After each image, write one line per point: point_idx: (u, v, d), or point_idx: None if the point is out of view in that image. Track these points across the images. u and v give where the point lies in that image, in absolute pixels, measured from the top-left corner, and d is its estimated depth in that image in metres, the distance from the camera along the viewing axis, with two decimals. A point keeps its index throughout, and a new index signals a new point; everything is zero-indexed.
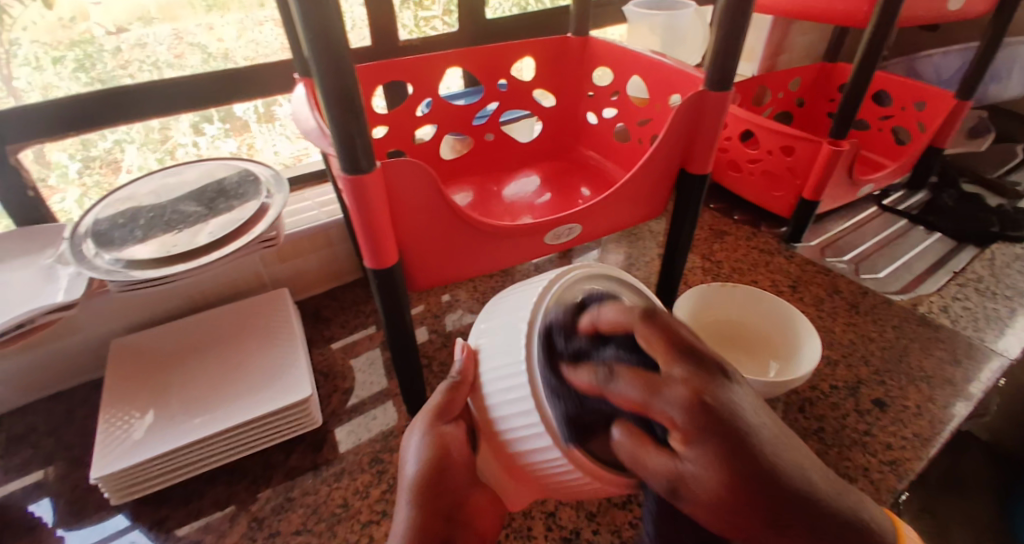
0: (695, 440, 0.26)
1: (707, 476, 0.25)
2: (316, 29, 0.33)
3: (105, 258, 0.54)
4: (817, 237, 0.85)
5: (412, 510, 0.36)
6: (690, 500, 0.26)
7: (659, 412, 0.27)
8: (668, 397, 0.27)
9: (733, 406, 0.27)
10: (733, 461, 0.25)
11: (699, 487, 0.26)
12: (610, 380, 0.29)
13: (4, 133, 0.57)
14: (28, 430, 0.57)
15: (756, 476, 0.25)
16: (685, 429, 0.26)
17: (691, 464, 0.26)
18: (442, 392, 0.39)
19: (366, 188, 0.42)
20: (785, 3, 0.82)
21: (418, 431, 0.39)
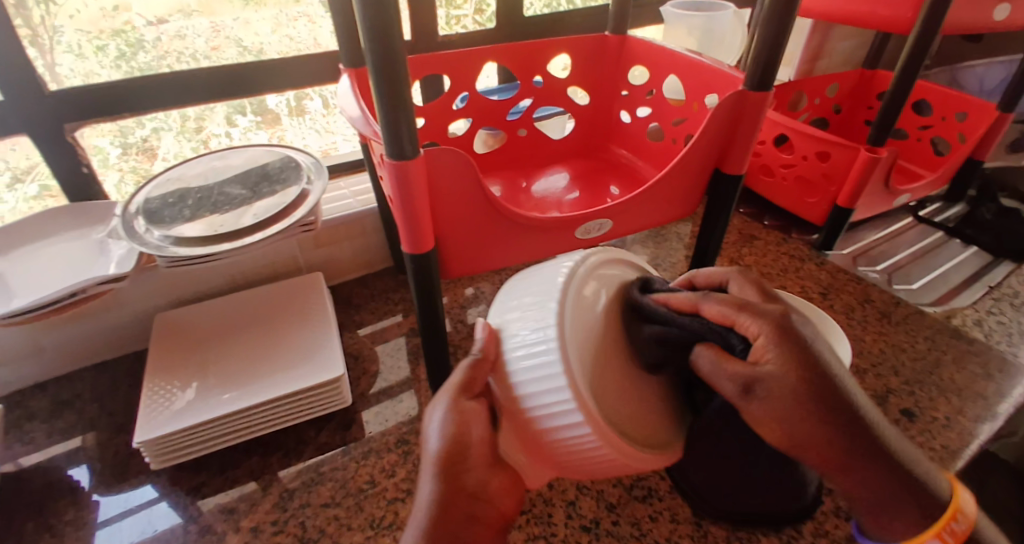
0: (778, 346, 0.32)
1: (784, 373, 0.31)
2: (374, 19, 0.35)
3: (155, 234, 0.56)
4: (849, 246, 0.84)
5: (435, 487, 0.35)
6: (763, 396, 0.32)
7: (748, 322, 0.34)
8: (757, 314, 0.34)
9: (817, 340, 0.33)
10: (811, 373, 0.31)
11: (778, 384, 0.31)
12: (703, 301, 0.37)
13: (58, 114, 0.60)
14: (73, 396, 0.60)
15: (828, 384, 0.31)
16: (768, 336, 0.33)
17: (769, 364, 0.32)
18: (466, 366, 0.38)
19: (409, 173, 0.43)
20: (830, 9, 0.82)
21: (439, 406, 0.38)
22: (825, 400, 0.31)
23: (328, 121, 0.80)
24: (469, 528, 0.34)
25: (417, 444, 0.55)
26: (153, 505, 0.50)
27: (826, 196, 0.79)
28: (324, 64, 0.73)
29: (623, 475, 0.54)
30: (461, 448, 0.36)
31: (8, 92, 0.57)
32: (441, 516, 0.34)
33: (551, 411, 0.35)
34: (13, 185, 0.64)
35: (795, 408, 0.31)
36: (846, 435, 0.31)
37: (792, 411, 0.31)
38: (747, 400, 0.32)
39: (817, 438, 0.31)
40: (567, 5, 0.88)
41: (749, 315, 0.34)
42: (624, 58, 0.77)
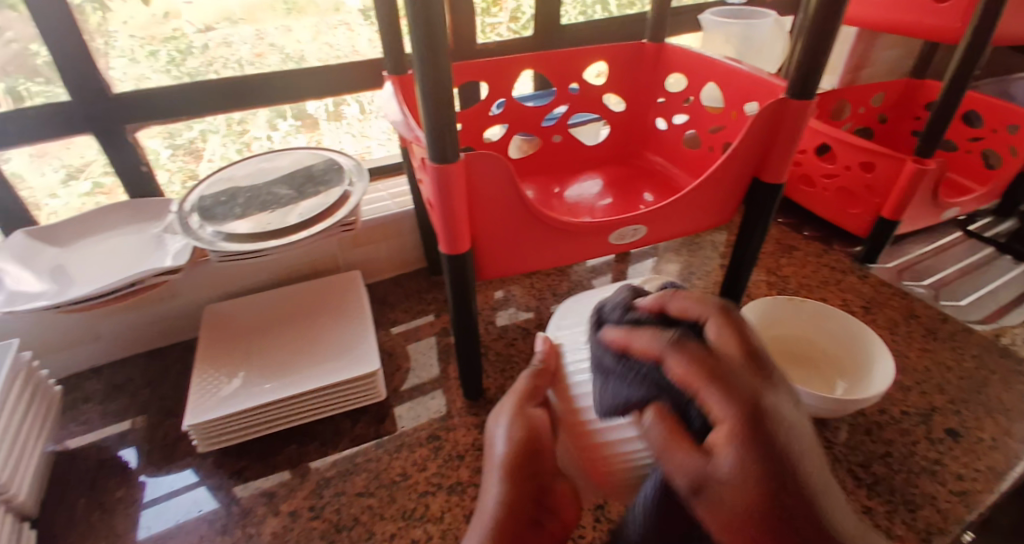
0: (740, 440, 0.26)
1: (737, 479, 0.26)
2: (423, 26, 0.36)
3: (208, 230, 0.60)
4: (893, 259, 0.82)
5: (502, 487, 0.38)
6: (712, 502, 0.27)
7: (710, 401, 0.28)
8: (725, 395, 0.28)
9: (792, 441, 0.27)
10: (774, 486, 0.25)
11: (730, 488, 0.26)
12: (669, 354, 0.32)
13: (118, 114, 0.65)
14: (127, 380, 0.64)
15: (790, 503, 0.25)
16: (732, 425, 0.27)
17: (722, 464, 0.27)
18: (527, 376, 0.47)
19: (449, 176, 0.45)
20: (872, 17, 0.81)
21: (505, 417, 0.43)
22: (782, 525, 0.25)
23: (363, 127, 0.83)
24: (534, 533, 0.37)
25: (447, 440, 0.57)
26: (193, 489, 0.52)
27: (869, 207, 0.77)
28: (362, 71, 0.75)
29: None
30: (528, 449, 0.40)
31: (78, 95, 0.62)
32: (506, 514, 0.37)
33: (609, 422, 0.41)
34: (68, 182, 0.68)
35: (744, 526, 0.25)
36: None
37: (735, 528, 0.25)
38: (695, 497, 0.28)
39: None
40: (602, 13, 0.89)
41: (712, 389, 0.29)
42: (662, 65, 0.77)
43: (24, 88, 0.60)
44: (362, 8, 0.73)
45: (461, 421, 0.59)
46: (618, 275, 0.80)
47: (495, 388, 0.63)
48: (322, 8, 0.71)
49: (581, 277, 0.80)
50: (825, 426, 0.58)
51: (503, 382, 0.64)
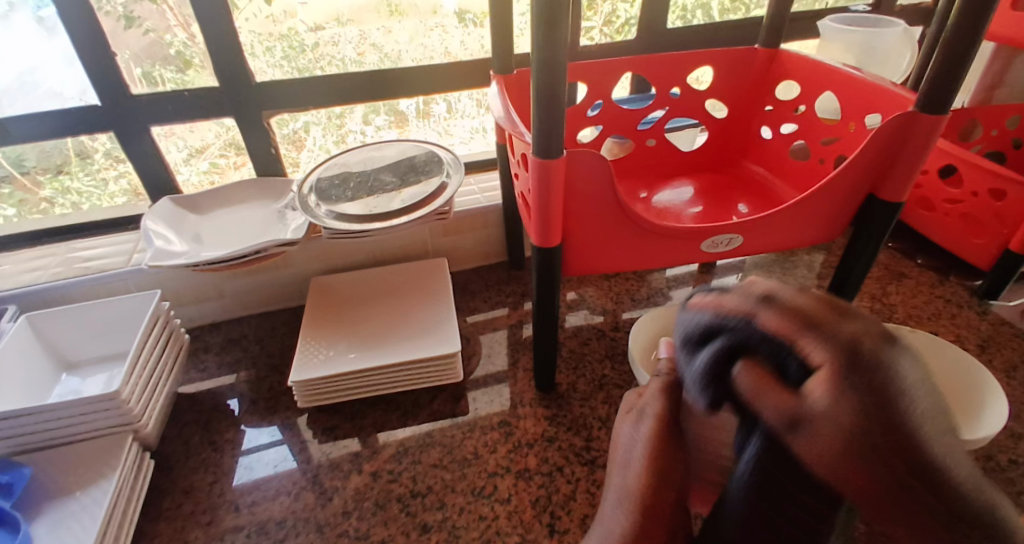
0: (839, 383, 0.25)
1: (836, 420, 0.25)
2: (549, 24, 0.38)
3: (323, 209, 0.65)
4: (1018, 297, 0.74)
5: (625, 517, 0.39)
6: (809, 438, 0.26)
7: (810, 352, 0.26)
8: (825, 341, 0.25)
9: (895, 381, 0.25)
10: (864, 416, 0.24)
11: (828, 424, 0.25)
12: (761, 308, 0.28)
13: (249, 102, 0.72)
14: (240, 336, 0.71)
15: (888, 438, 0.24)
16: (833, 372, 0.25)
17: (819, 405, 0.25)
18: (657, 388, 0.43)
19: (552, 171, 0.46)
20: (1015, 30, 0.74)
21: (628, 428, 0.43)
22: (871, 446, 0.25)
23: (448, 125, 0.86)
24: None
25: (518, 427, 0.58)
26: (275, 446, 0.57)
27: (996, 238, 0.70)
28: (456, 72, 0.79)
29: None
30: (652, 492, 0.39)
31: (225, 82, 0.70)
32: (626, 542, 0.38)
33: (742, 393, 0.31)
34: (189, 160, 0.77)
35: (840, 455, 0.25)
36: (899, 488, 0.25)
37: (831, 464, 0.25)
38: (790, 433, 0.27)
39: (865, 479, 0.25)
40: (702, 18, 0.87)
41: (811, 345, 0.26)
42: (774, 72, 0.75)
43: (158, 73, 0.69)
44: (457, 11, 0.77)
45: (532, 411, 0.60)
46: (701, 286, 0.79)
47: (566, 384, 0.64)
48: (422, 10, 0.75)
49: (661, 285, 0.79)
50: None
51: (575, 379, 0.64)
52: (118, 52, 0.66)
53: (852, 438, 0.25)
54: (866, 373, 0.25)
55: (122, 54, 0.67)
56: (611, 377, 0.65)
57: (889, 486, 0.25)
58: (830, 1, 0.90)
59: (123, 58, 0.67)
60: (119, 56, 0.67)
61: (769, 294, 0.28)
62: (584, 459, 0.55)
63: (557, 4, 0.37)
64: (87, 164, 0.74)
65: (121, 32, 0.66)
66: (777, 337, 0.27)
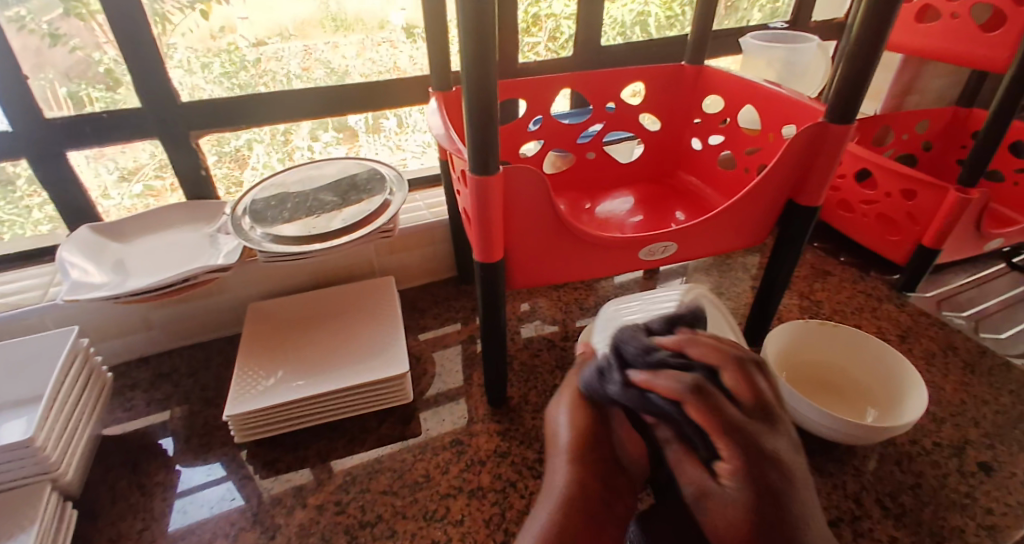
0: (739, 474, 0.33)
1: (732, 506, 0.33)
2: (475, 43, 0.38)
3: (257, 232, 0.63)
4: (933, 289, 0.80)
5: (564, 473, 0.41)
6: (710, 511, 0.34)
7: (721, 445, 0.33)
8: (734, 442, 0.33)
9: (776, 474, 0.33)
10: (753, 493, 0.33)
11: (732, 507, 0.33)
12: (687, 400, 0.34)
13: (182, 121, 0.69)
14: (172, 369, 0.67)
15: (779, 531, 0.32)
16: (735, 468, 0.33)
17: (725, 490, 0.34)
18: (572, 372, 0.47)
19: (487, 187, 0.46)
20: (916, 44, 0.80)
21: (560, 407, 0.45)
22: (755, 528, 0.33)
23: (400, 139, 0.85)
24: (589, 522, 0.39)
25: (470, 445, 0.58)
26: (216, 484, 0.54)
27: (910, 235, 0.76)
28: (405, 86, 0.79)
29: None
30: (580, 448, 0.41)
31: (150, 101, 0.67)
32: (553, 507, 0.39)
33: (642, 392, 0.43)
34: (121, 183, 0.72)
35: (729, 530, 0.33)
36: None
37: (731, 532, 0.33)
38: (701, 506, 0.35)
39: None
40: (641, 35, 0.90)
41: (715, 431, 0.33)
42: (701, 87, 0.78)
43: (86, 93, 0.65)
44: (405, 26, 0.77)
45: (484, 428, 0.60)
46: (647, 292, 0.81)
47: (518, 397, 0.63)
48: (368, 25, 0.75)
49: (608, 293, 0.81)
50: (853, 453, 0.56)
51: (527, 391, 0.64)
52: (31, 75, 0.62)
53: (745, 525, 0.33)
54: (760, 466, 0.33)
55: (43, 75, 0.63)
56: None
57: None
58: (756, 18, 0.95)
59: (45, 77, 0.63)
60: (39, 77, 0.63)
61: (697, 385, 0.34)
62: (536, 472, 0.55)
63: (483, 22, 0.38)
64: (8, 192, 0.68)
65: (46, 50, 0.62)
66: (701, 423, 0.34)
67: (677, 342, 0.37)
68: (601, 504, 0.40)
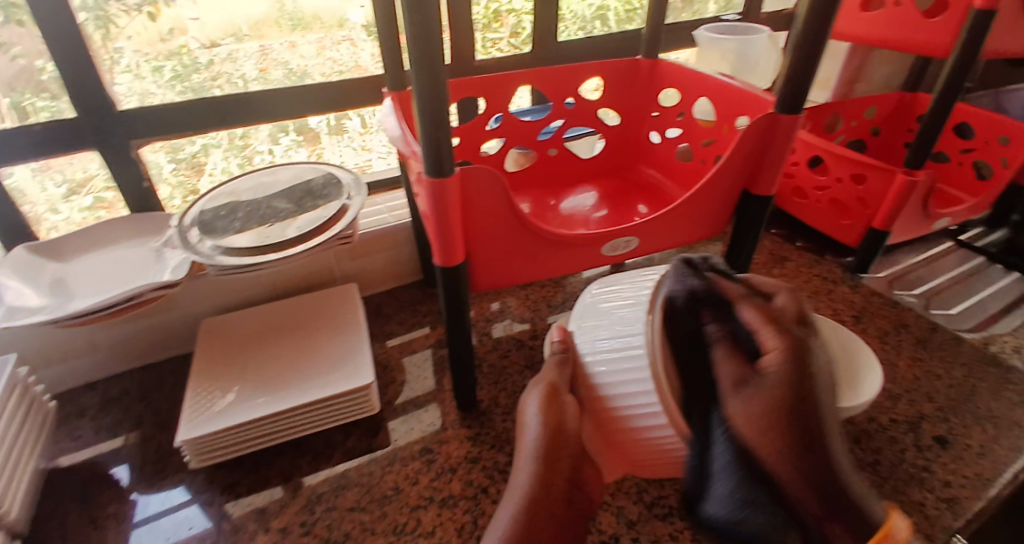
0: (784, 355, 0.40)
1: (776, 383, 0.39)
2: (421, 42, 0.37)
3: (207, 245, 0.60)
4: (885, 269, 0.83)
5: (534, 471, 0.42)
6: (759, 393, 0.39)
7: (769, 337, 0.41)
8: (777, 334, 0.41)
9: (808, 387, 0.40)
10: (790, 392, 0.39)
11: (775, 383, 0.39)
12: (745, 302, 0.45)
13: (127, 129, 0.65)
14: (122, 394, 0.64)
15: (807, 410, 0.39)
16: (783, 350, 0.40)
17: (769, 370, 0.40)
18: (552, 364, 0.50)
19: (444, 190, 0.45)
20: (863, 30, 0.83)
21: (535, 400, 0.46)
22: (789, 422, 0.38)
23: (365, 140, 0.83)
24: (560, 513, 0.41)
25: (440, 453, 0.57)
26: (173, 512, 0.52)
27: (861, 219, 0.78)
28: (367, 85, 0.77)
29: (644, 492, 0.53)
30: (555, 437, 0.44)
31: (83, 110, 0.63)
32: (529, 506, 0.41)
33: (635, 410, 0.44)
34: (69, 197, 0.69)
35: (776, 408, 0.38)
36: (801, 452, 0.38)
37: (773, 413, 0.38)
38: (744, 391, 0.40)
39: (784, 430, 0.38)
40: (601, 29, 0.90)
41: (758, 320, 0.43)
42: (656, 80, 0.79)
43: (29, 103, 0.61)
44: (365, 24, 0.75)
45: (454, 434, 0.59)
46: None
47: (488, 400, 0.63)
48: (326, 24, 0.73)
49: (576, 289, 0.81)
50: None
51: (497, 393, 0.64)
52: None
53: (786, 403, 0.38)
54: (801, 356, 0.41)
55: None
56: None
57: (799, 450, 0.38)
58: (711, 10, 0.97)
59: None
60: None
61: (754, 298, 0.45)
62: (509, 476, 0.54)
63: (429, 21, 0.36)
64: None
65: None
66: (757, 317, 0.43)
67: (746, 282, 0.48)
68: (566, 505, 0.42)
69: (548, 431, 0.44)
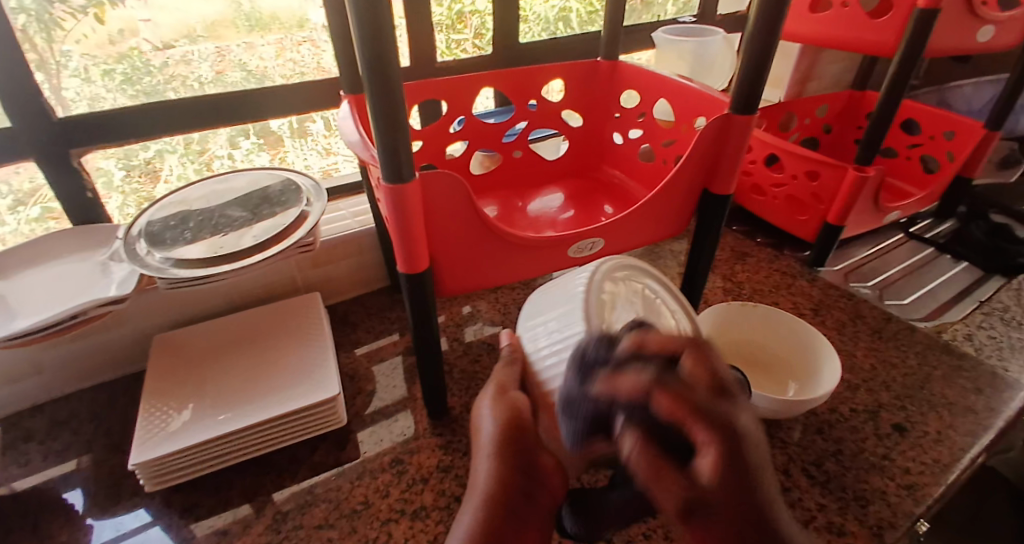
0: (727, 461, 0.27)
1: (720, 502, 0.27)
2: (372, 44, 0.36)
3: (156, 257, 0.57)
4: (840, 262, 0.85)
5: (491, 465, 0.39)
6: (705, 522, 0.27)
7: (699, 433, 0.27)
8: (711, 425, 0.27)
9: (756, 475, 0.28)
10: (743, 502, 0.27)
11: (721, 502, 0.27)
12: (653, 390, 0.28)
13: (71, 138, 0.62)
14: (70, 416, 0.61)
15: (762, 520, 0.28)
16: (718, 456, 0.27)
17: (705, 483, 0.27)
18: (500, 368, 0.45)
19: (404, 196, 0.44)
20: (813, 32, 0.85)
21: (487, 400, 0.43)
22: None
23: (329, 143, 0.82)
24: (525, 506, 0.37)
25: (411, 464, 0.56)
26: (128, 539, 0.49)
27: (816, 214, 0.80)
28: (329, 88, 0.75)
29: None
30: (512, 431, 0.40)
31: (19, 118, 0.59)
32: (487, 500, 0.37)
33: None
34: (15, 207, 0.64)
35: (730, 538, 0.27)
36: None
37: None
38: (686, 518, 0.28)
39: None
40: (564, 30, 0.91)
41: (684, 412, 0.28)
42: (617, 81, 0.79)
43: None
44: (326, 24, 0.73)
45: (425, 443, 0.58)
46: None
47: (460, 407, 0.62)
48: (286, 24, 0.71)
49: None
50: (779, 426, 0.59)
51: (468, 399, 0.63)
52: None
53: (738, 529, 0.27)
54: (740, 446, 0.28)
55: None
56: None
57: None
58: (670, 11, 0.98)
59: None
60: None
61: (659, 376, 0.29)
62: None
63: (380, 23, 0.36)
64: None
65: None
66: (665, 418, 0.28)
67: (637, 338, 0.33)
68: (523, 500, 0.37)
69: (501, 425, 0.40)
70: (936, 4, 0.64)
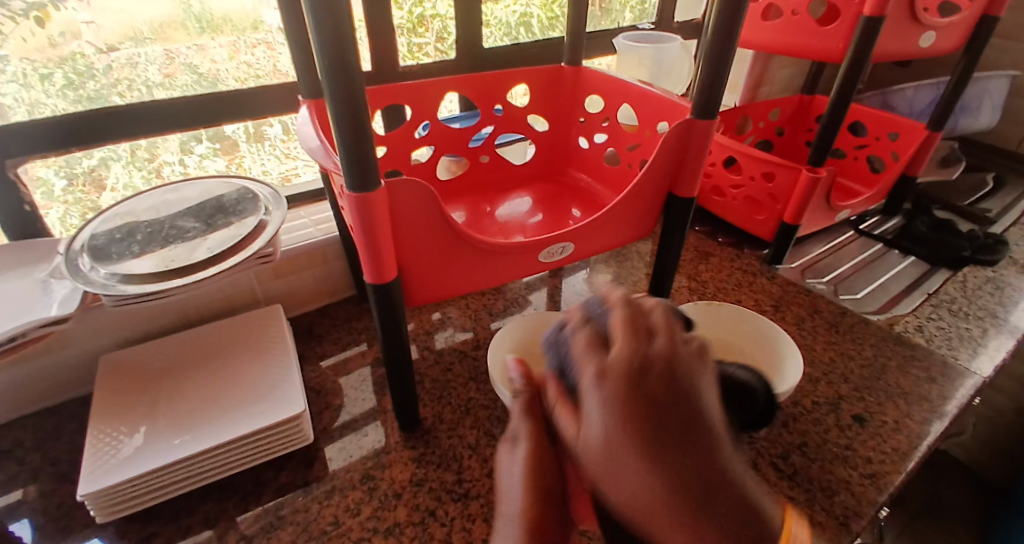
0: (602, 387, 0.26)
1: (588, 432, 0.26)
2: (330, 49, 0.35)
3: (101, 273, 0.54)
4: (798, 260, 0.89)
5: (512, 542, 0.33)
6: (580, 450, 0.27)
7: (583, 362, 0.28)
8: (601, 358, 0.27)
9: (661, 427, 0.25)
10: (625, 444, 0.25)
11: (590, 440, 0.26)
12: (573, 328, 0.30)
13: (6, 150, 0.58)
14: (13, 445, 0.57)
15: (646, 462, 0.25)
16: (596, 379, 0.27)
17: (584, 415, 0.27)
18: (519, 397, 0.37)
19: (371, 204, 0.43)
20: (766, 39, 0.88)
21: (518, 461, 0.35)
22: (618, 472, 0.25)
23: (287, 147, 0.79)
24: None
25: (383, 478, 0.54)
26: None
27: (773, 214, 0.83)
28: (288, 92, 0.73)
29: None
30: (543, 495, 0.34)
31: None
32: None
33: None
34: None
35: (608, 490, 0.26)
36: (658, 499, 0.24)
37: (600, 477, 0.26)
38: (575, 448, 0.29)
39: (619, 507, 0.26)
40: (526, 35, 0.91)
41: (587, 359, 0.28)
42: (580, 85, 0.80)
43: None
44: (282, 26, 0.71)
45: (398, 456, 0.57)
46: (553, 289, 0.81)
47: (432, 417, 0.61)
48: (239, 25, 0.68)
49: (516, 294, 0.80)
50: None
51: (441, 409, 0.62)
52: None
53: (607, 474, 0.26)
54: (639, 390, 0.26)
55: None
56: (477, 399, 0.63)
57: (633, 487, 0.25)
58: (628, 18, 1.00)
59: None
60: None
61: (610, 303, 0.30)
62: (456, 495, 0.53)
63: (338, 24, 0.34)
64: None
65: None
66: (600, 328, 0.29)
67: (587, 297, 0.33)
68: None
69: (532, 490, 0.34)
70: (881, 12, 0.67)
